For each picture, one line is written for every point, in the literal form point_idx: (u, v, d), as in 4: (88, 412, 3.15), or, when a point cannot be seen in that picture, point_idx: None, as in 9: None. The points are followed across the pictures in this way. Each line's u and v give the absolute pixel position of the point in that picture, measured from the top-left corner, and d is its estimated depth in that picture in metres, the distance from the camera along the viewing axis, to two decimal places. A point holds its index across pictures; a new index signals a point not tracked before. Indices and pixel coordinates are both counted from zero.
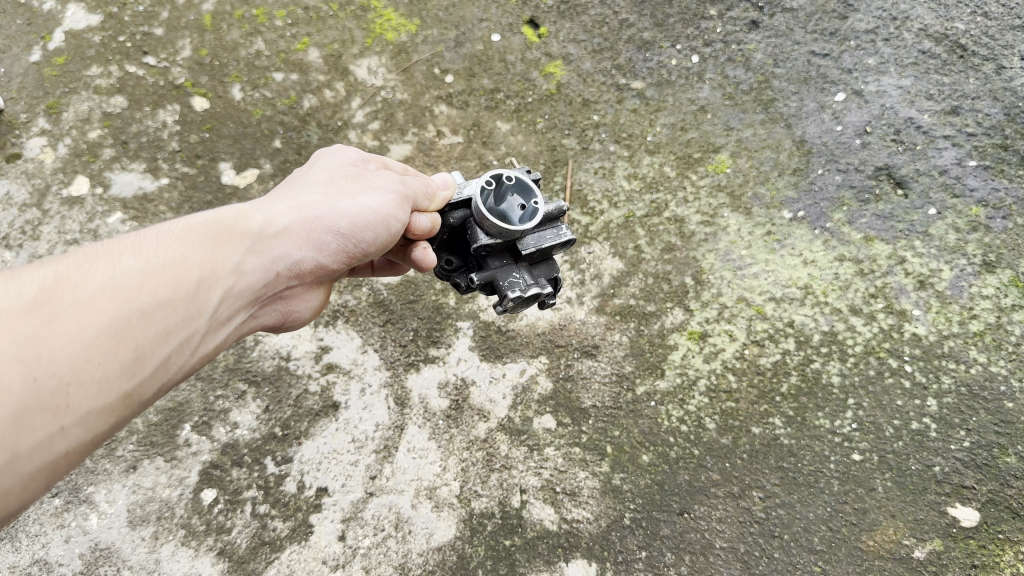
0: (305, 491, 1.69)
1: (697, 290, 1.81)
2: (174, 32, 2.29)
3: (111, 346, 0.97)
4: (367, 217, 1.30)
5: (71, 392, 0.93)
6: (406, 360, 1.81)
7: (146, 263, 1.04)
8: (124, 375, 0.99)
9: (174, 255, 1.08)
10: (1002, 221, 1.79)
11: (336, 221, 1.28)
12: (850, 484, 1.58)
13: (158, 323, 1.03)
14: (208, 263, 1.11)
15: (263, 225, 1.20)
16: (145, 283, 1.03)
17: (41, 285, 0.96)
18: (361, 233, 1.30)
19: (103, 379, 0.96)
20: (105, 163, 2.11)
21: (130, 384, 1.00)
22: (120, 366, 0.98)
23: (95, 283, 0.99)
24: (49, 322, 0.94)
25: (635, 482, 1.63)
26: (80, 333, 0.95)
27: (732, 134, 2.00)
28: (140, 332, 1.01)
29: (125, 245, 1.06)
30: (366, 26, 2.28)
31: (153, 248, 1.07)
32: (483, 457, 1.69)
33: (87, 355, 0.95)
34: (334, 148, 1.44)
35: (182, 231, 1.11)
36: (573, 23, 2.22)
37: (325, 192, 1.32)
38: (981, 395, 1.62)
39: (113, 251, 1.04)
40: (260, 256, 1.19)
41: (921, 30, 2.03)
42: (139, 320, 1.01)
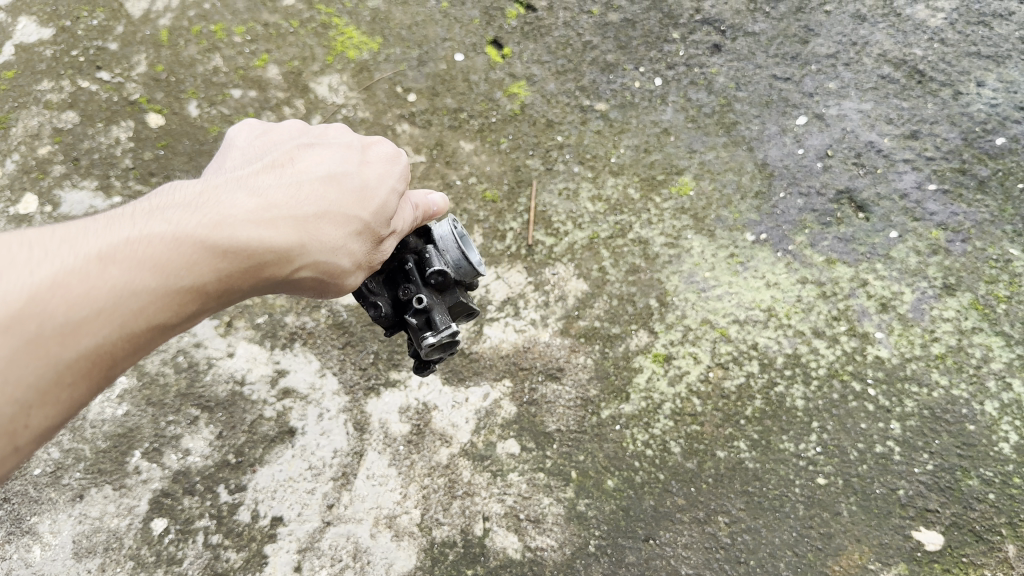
0: (260, 520, 1.64)
1: (661, 312, 1.79)
2: (129, 47, 2.23)
3: (84, 370, 0.95)
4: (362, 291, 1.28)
5: (31, 415, 0.92)
6: (366, 384, 1.77)
7: (155, 288, 0.99)
8: (88, 391, 0.98)
9: (185, 284, 1.02)
10: (962, 244, 1.81)
11: (341, 286, 1.24)
12: (815, 508, 1.57)
13: (136, 348, 1.00)
14: (211, 295, 1.05)
15: (286, 262, 1.13)
16: (143, 308, 0.98)
17: (44, 292, 0.91)
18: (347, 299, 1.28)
19: (67, 401, 0.95)
20: (55, 180, 2.06)
21: (93, 395, 1.00)
22: (87, 385, 0.97)
23: (96, 301, 0.94)
24: (31, 342, 0.90)
25: (600, 508, 1.60)
26: (58, 355, 0.92)
27: (695, 156, 2.00)
28: (117, 356, 0.98)
29: (149, 254, 0.99)
30: (327, 44, 2.24)
31: (178, 275, 1.01)
32: (445, 484, 1.65)
33: (60, 375, 0.93)
34: (400, 160, 1.32)
35: (218, 258, 1.04)
36: (536, 44, 2.21)
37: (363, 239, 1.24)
38: (943, 418, 1.62)
39: (137, 262, 0.98)
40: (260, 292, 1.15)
41: (880, 56, 2.07)
42: (120, 346, 0.98)
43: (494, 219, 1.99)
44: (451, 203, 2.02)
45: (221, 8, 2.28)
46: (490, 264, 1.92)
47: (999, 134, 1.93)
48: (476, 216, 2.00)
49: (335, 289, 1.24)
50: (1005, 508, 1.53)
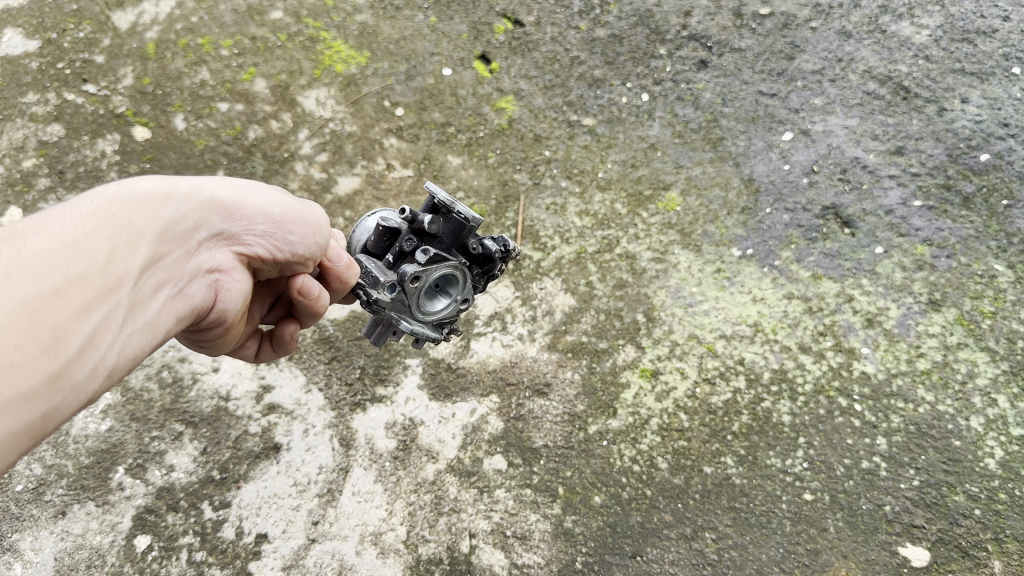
0: (244, 537, 1.62)
1: (648, 327, 1.79)
2: (116, 60, 2.23)
3: (24, 325, 0.78)
4: (297, 210, 1.14)
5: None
6: (352, 400, 1.76)
7: (53, 235, 0.84)
8: (45, 357, 0.79)
9: (87, 225, 0.87)
10: (947, 259, 1.82)
11: (269, 207, 1.10)
12: (801, 525, 1.56)
13: (77, 300, 0.82)
14: (127, 229, 0.89)
15: (188, 191, 0.99)
16: (53, 256, 0.83)
17: None
18: (293, 225, 1.13)
19: (19, 364, 0.77)
20: (39, 193, 2.05)
21: (56, 365, 0.80)
22: (38, 347, 0.79)
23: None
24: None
25: (587, 525, 1.59)
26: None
27: (681, 171, 2.00)
28: (56, 310, 0.81)
29: (20, 222, 0.84)
30: (315, 58, 2.25)
31: (63, 216, 0.86)
32: (431, 500, 1.64)
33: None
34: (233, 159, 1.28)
35: (100, 192, 0.90)
36: (524, 59, 2.22)
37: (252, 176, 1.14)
38: (929, 433, 1.62)
39: (10, 230, 0.83)
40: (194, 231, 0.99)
41: (865, 72, 2.09)
42: (52, 299, 0.81)
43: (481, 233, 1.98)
44: None
45: (209, 21, 2.29)
46: None
47: (983, 150, 1.94)
48: None
49: (265, 216, 1.09)
50: (991, 524, 1.53)
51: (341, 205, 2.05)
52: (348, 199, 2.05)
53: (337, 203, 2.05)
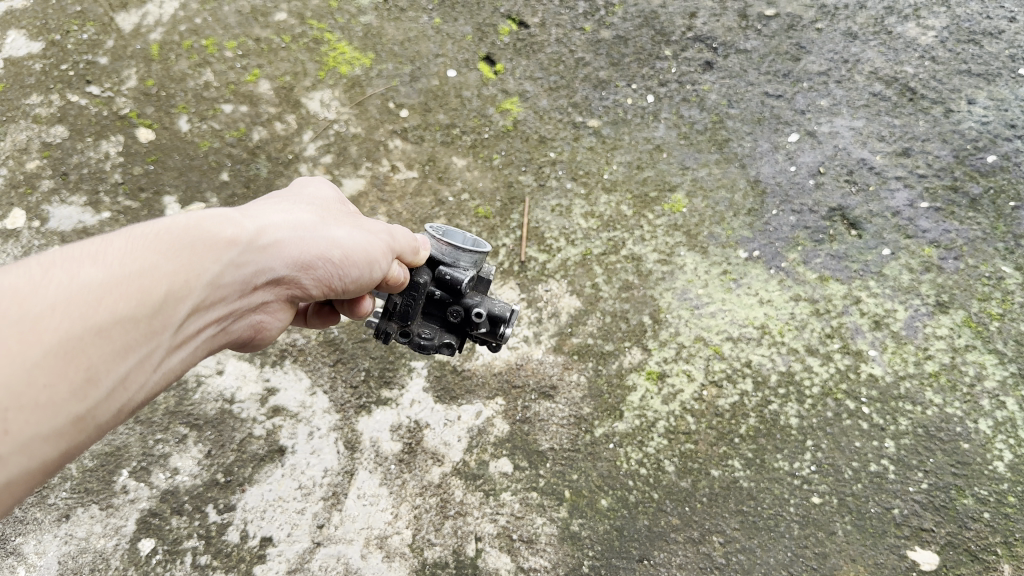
0: (249, 541, 1.61)
1: (655, 329, 1.79)
2: (119, 62, 2.23)
3: (60, 365, 0.87)
4: (358, 252, 1.24)
5: (9, 417, 0.82)
6: (357, 402, 1.75)
7: (109, 271, 0.93)
8: (75, 398, 0.89)
9: (143, 264, 0.96)
10: (954, 261, 1.81)
11: (329, 249, 1.20)
12: (809, 528, 1.56)
13: (117, 343, 0.92)
14: (181, 275, 0.99)
15: (249, 237, 1.10)
16: (104, 294, 0.92)
17: None
18: (349, 267, 1.23)
19: (51, 402, 0.86)
20: (43, 195, 2.04)
21: (82, 407, 0.90)
22: (69, 388, 0.88)
23: (49, 295, 0.88)
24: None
25: (594, 528, 1.58)
26: (22, 350, 0.84)
27: (687, 173, 1.99)
28: (94, 352, 0.90)
29: (87, 251, 0.94)
30: (319, 59, 2.24)
31: (121, 253, 0.96)
32: (436, 503, 1.63)
33: (32, 375, 0.84)
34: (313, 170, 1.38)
35: (159, 233, 1.00)
36: (529, 61, 2.21)
37: (317, 212, 1.23)
38: (937, 436, 1.62)
39: (72, 258, 0.92)
40: (241, 269, 1.08)
41: (871, 73, 2.08)
42: (93, 339, 0.90)
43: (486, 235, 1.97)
44: (443, 219, 2.01)
45: (213, 23, 2.28)
46: None
47: (990, 151, 1.93)
48: (468, 232, 1.98)
49: (319, 258, 1.19)
50: (1000, 528, 1.52)
51: None
52: (352, 201, 2.05)
53: None
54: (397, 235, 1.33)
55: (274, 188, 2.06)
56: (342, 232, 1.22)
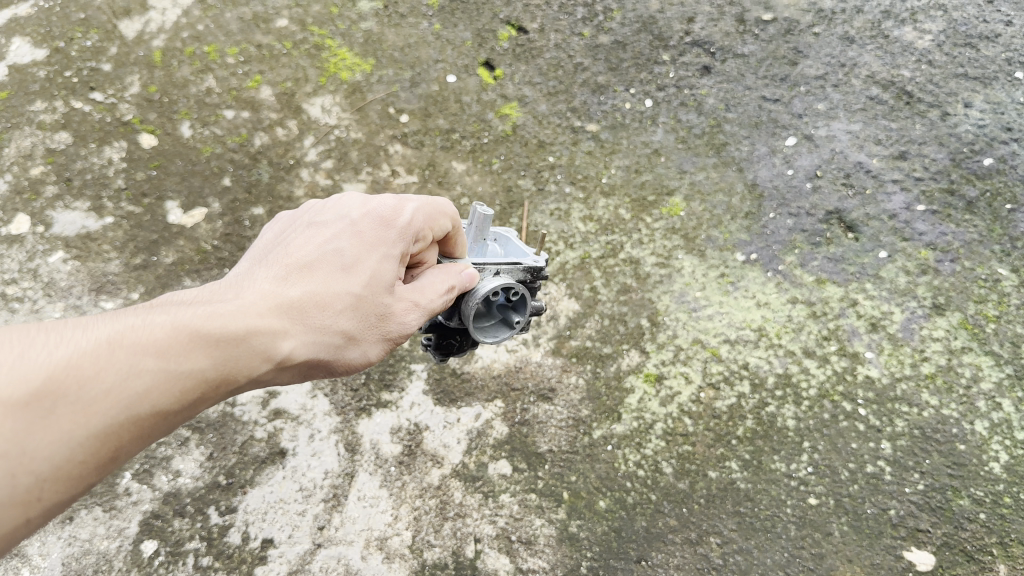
0: (250, 542, 1.62)
1: (652, 332, 1.80)
2: (123, 68, 2.25)
3: (96, 449, 0.90)
4: (363, 368, 1.18)
5: (43, 488, 0.88)
6: (357, 405, 1.76)
7: (164, 369, 0.94)
8: (96, 476, 0.93)
9: (193, 369, 0.97)
10: (951, 263, 1.82)
11: (338, 367, 1.15)
12: (806, 529, 1.57)
13: (145, 437, 0.95)
14: (219, 385, 1.00)
15: (285, 355, 1.07)
16: (148, 394, 0.93)
17: (45, 371, 0.87)
18: (352, 375, 1.19)
19: (78, 479, 0.90)
20: (47, 201, 2.06)
21: (97, 482, 0.94)
22: (93, 470, 0.91)
23: (106, 381, 0.90)
24: (45, 416, 0.87)
25: (592, 529, 1.59)
26: (70, 431, 0.88)
27: (685, 176, 2.01)
28: (124, 442, 0.93)
29: (153, 339, 0.95)
30: (319, 65, 2.26)
31: (179, 351, 0.96)
32: (436, 505, 1.65)
33: (66, 458, 0.88)
34: (407, 218, 1.19)
35: (216, 339, 0.99)
36: (528, 66, 2.23)
37: (358, 319, 1.13)
38: (934, 437, 1.63)
39: (139, 342, 0.94)
40: (264, 380, 1.08)
41: (868, 77, 2.10)
42: (128, 430, 0.92)
43: None
44: None
45: (215, 29, 2.30)
46: None
47: (986, 154, 1.94)
48: None
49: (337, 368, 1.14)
50: (995, 528, 1.53)
51: None
52: None
53: None
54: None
55: (276, 193, 2.08)
56: (378, 346, 1.16)
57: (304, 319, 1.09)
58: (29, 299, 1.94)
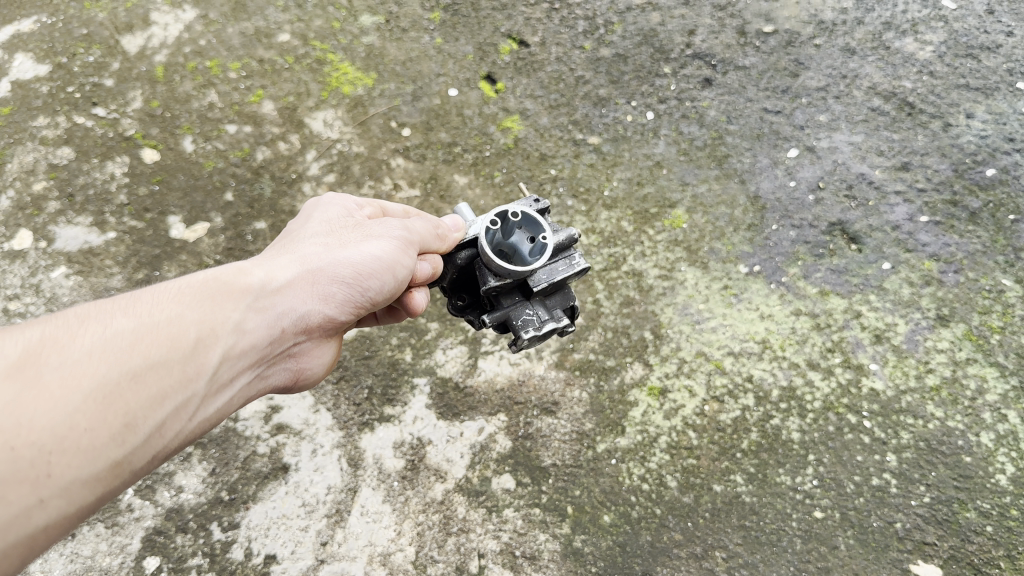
0: (253, 558, 1.61)
1: (656, 344, 1.79)
2: (125, 83, 2.25)
3: (97, 408, 0.99)
4: (373, 264, 1.29)
5: (53, 461, 0.95)
6: (360, 419, 1.75)
7: (138, 320, 1.07)
8: (113, 443, 1.01)
9: (168, 314, 1.10)
10: (954, 275, 1.82)
11: (339, 271, 1.28)
12: (812, 543, 1.56)
13: (149, 386, 1.04)
14: (205, 321, 1.12)
15: (264, 282, 1.21)
16: (135, 342, 1.05)
17: (24, 348, 0.99)
18: (368, 279, 1.29)
19: (90, 447, 0.98)
20: (50, 216, 2.06)
21: (121, 452, 1.02)
22: (108, 433, 1.00)
23: (86, 344, 1.02)
24: (33, 386, 0.97)
25: (596, 544, 1.58)
26: (63, 396, 0.98)
27: (687, 189, 2.01)
28: (131, 398, 1.03)
29: (119, 307, 1.09)
30: (321, 80, 2.26)
31: (147, 308, 1.09)
32: (439, 521, 1.64)
33: (71, 420, 0.97)
34: (329, 198, 1.46)
35: (180, 291, 1.14)
36: (529, 79, 2.23)
37: (327, 243, 1.32)
38: (939, 450, 1.62)
39: (106, 312, 1.07)
40: (262, 313, 1.20)
41: (870, 88, 2.10)
42: (127, 384, 1.03)
43: None
44: None
45: (217, 44, 2.31)
46: None
47: (989, 165, 1.94)
48: None
49: (334, 285, 1.28)
50: (1003, 541, 1.53)
51: None
52: None
53: None
54: (422, 230, 1.35)
55: (278, 207, 2.08)
56: (367, 244, 1.31)
57: (270, 260, 1.26)
58: (31, 314, 1.94)
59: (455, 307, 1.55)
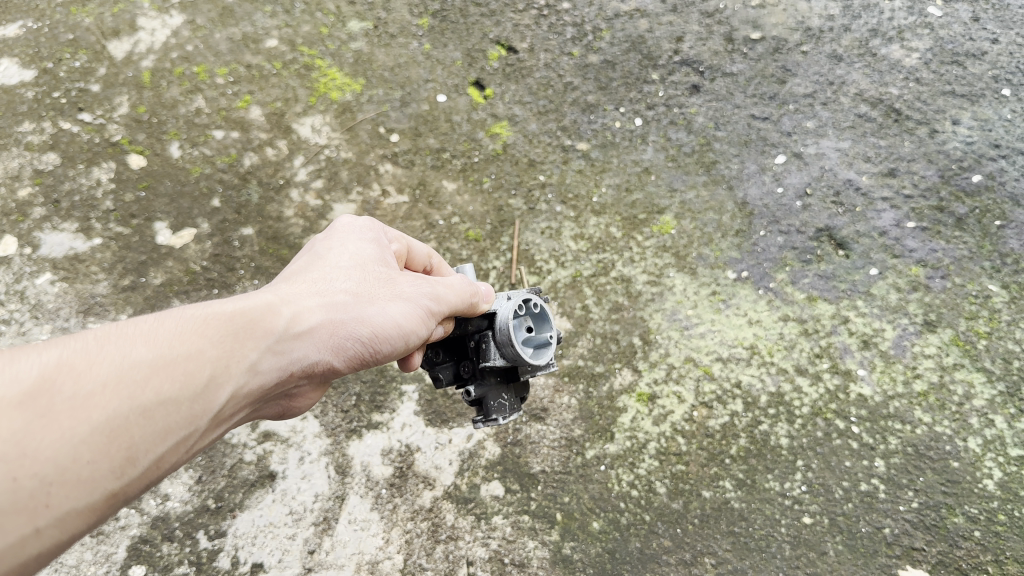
0: (240, 567, 1.60)
1: (645, 350, 1.79)
2: (111, 89, 2.24)
3: (103, 443, 0.96)
4: (392, 329, 1.29)
5: (52, 492, 0.91)
6: (348, 427, 1.73)
7: (158, 353, 1.03)
8: (113, 477, 0.97)
9: (189, 350, 1.06)
10: (941, 280, 1.82)
11: (360, 329, 1.26)
12: (801, 548, 1.55)
13: (158, 426, 1.01)
14: (223, 361, 1.09)
15: (285, 325, 1.18)
16: (151, 378, 1.01)
17: (40, 371, 0.94)
18: (383, 343, 1.29)
19: (89, 480, 0.94)
20: (35, 222, 2.05)
21: (119, 486, 0.98)
22: (109, 467, 0.96)
23: (101, 374, 0.98)
24: (43, 416, 0.92)
25: (586, 551, 1.57)
26: (71, 428, 0.93)
27: (676, 195, 2.01)
28: (138, 435, 0.99)
29: (142, 331, 1.04)
30: (309, 85, 2.26)
31: (170, 339, 1.05)
32: (428, 528, 1.63)
33: (74, 453, 0.93)
34: (362, 223, 1.42)
35: (205, 321, 1.10)
36: (518, 86, 2.23)
37: (354, 289, 1.30)
38: (927, 455, 1.62)
39: (128, 335, 1.03)
40: (279, 357, 1.17)
41: (857, 95, 2.11)
42: (137, 421, 0.99)
43: (476, 258, 1.98)
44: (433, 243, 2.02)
45: (204, 50, 2.30)
46: None
47: (975, 171, 1.95)
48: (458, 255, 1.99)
49: (352, 341, 1.26)
50: (991, 546, 1.53)
51: None
52: None
53: None
54: (447, 302, 1.36)
55: (265, 214, 2.07)
56: (390, 304, 1.30)
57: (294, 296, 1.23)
58: (16, 321, 1.93)
59: (427, 359, 1.51)
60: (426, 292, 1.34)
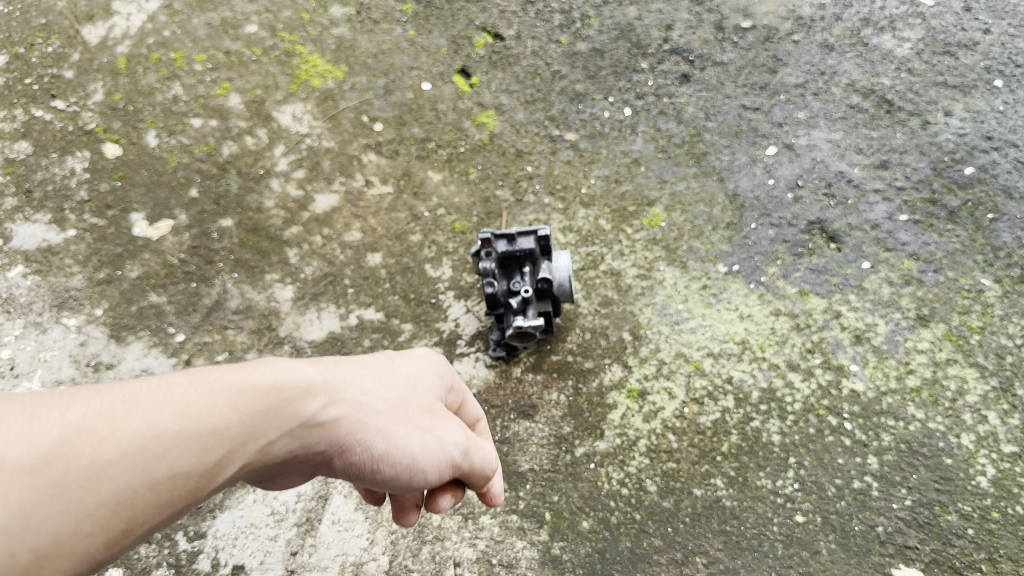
0: (220, 570, 1.55)
1: (635, 346, 1.75)
2: (85, 75, 2.19)
3: (104, 520, 0.89)
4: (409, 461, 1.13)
5: (42, 566, 0.85)
6: None
7: (184, 423, 0.95)
8: (107, 549, 0.90)
9: (216, 418, 0.98)
10: (934, 274, 1.79)
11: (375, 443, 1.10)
12: (793, 547, 1.52)
13: (168, 499, 0.94)
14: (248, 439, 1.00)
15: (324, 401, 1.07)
16: (171, 450, 0.94)
17: (56, 436, 0.88)
18: (418, 472, 1.15)
19: (84, 555, 0.88)
20: (7, 214, 1.99)
21: (112, 553, 0.92)
22: (106, 540, 0.90)
23: (121, 442, 0.91)
24: (54, 485, 0.86)
25: (576, 551, 1.53)
26: (83, 499, 0.88)
27: (666, 187, 1.98)
28: (143, 510, 0.92)
29: (173, 397, 0.96)
30: (290, 72, 2.21)
31: (200, 406, 0.97)
32: (413, 528, 1.57)
33: (74, 529, 0.87)
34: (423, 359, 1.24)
35: (240, 390, 1.01)
36: (505, 74, 2.19)
37: (393, 409, 1.14)
38: (920, 452, 1.59)
39: (157, 397, 0.96)
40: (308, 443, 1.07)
41: (848, 85, 2.09)
42: (146, 492, 0.92)
43: (463, 250, 1.92)
44: (418, 235, 1.96)
45: (181, 35, 2.25)
46: (459, 296, 1.85)
47: (967, 163, 1.93)
48: (444, 247, 1.93)
49: (380, 470, 1.13)
50: (984, 544, 1.50)
51: (318, 223, 1.99)
52: (325, 217, 2.00)
53: (315, 221, 1.99)
54: (473, 461, 1.22)
55: (245, 205, 2.01)
56: (446, 432, 1.18)
57: (336, 379, 1.11)
58: None
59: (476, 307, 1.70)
60: (459, 439, 1.19)
